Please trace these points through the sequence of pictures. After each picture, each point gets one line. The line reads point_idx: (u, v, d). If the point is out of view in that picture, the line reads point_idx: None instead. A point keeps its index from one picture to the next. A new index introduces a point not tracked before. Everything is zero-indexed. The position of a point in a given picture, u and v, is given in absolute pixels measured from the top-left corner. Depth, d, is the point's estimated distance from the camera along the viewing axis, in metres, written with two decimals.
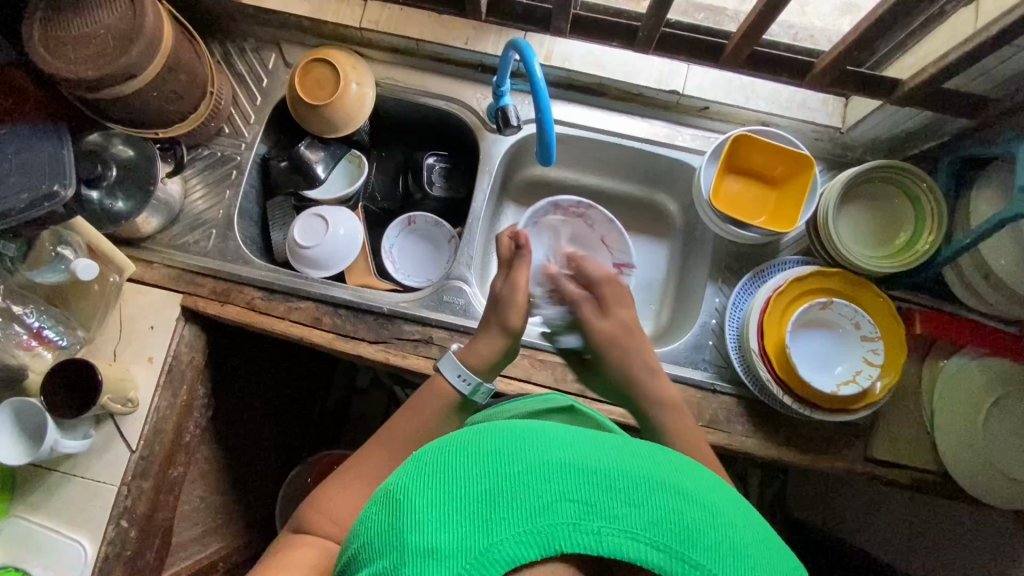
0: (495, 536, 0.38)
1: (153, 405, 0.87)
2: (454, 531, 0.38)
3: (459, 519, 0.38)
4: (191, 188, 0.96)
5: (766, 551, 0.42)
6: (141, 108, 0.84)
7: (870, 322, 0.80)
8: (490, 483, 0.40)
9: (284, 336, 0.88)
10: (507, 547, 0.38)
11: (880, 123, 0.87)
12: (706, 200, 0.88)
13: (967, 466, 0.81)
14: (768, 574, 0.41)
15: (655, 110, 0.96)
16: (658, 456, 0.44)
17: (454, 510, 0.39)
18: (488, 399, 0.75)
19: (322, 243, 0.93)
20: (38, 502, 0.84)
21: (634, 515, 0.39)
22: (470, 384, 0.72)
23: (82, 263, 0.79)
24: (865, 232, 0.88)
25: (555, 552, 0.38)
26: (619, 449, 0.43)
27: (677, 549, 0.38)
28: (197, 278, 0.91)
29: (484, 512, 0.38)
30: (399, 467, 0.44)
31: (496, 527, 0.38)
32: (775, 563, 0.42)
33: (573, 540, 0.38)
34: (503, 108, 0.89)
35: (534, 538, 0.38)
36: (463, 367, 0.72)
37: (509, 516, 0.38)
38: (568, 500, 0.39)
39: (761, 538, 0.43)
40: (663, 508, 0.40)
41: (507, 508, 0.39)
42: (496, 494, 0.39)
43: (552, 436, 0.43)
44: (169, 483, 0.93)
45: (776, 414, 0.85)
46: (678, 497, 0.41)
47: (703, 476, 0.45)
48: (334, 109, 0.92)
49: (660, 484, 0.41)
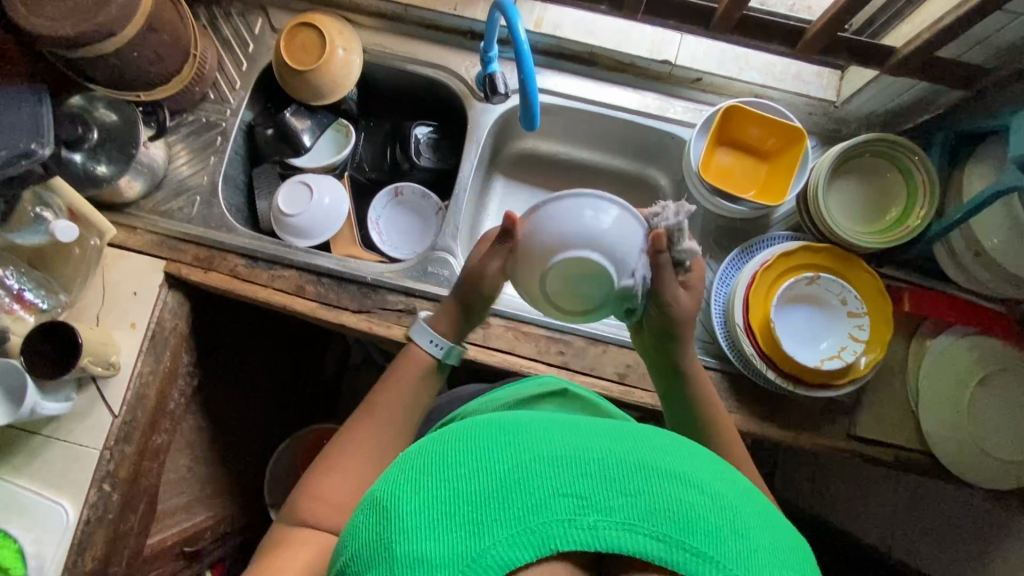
0: (488, 540, 0.38)
1: (136, 369, 0.86)
2: (444, 536, 0.38)
3: (449, 525, 0.39)
4: (175, 154, 0.95)
5: (772, 531, 0.41)
6: (122, 68, 0.82)
7: (857, 298, 0.79)
8: (480, 485, 0.40)
9: (267, 303, 0.87)
10: (501, 549, 0.38)
11: (876, 96, 0.85)
12: (696, 173, 0.87)
13: (949, 445, 0.80)
14: (775, 552, 0.40)
15: (646, 81, 0.94)
16: (654, 441, 0.44)
17: (445, 517, 0.39)
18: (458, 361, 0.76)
19: (307, 210, 0.92)
20: (20, 464, 0.84)
21: (629, 505, 0.39)
22: (442, 347, 0.74)
23: (61, 225, 0.78)
24: (856, 207, 0.87)
25: (551, 551, 0.38)
26: (612, 437, 0.43)
27: (676, 537, 0.38)
28: (180, 244, 0.90)
29: (476, 515, 0.39)
30: (386, 474, 0.45)
31: (488, 531, 0.38)
32: (783, 544, 0.41)
33: (568, 537, 0.38)
34: (491, 74, 0.87)
35: (528, 538, 0.38)
36: (434, 332, 0.74)
37: (500, 518, 0.38)
38: (561, 495, 0.39)
39: (766, 518, 0.42)
40: (660, 496, 0.39)
41: (499, 509, 0.39)
42: (487, 496, 0.39)
43: (540, 430, 0.43)
44: (153, 450, 0.93)
45: (760, 390, 0.84)
46: (676, 482, 0.40)
47: (701, 458, 0.44)
48: (320, 75, 0.91)
49: (656, 471, 0.41)
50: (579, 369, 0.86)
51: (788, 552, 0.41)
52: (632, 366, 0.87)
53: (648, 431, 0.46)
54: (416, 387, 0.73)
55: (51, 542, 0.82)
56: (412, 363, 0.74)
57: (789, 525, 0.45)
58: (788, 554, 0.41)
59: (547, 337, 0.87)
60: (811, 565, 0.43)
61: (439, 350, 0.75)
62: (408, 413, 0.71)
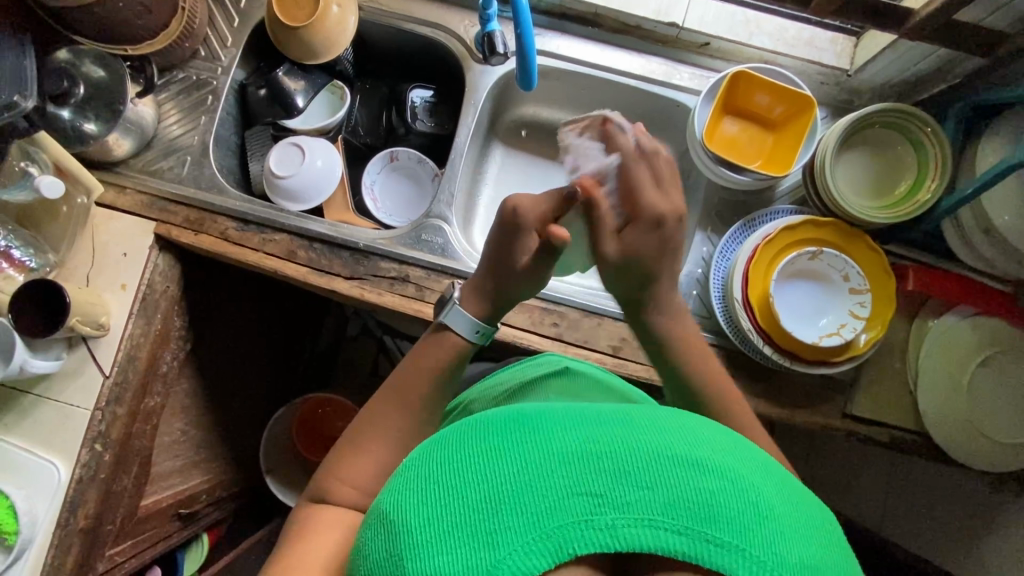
0: (502, 550, 0.38)
1: (126, 331, 0.86)
2: (457, 551, 0.39)
3: (461, 537, 0.39)
4: (165, 113, 0.92)
5: (795, 506, 0.42)
6: (107, 20, 0.79)
7: (859, 274, 0.77)
8: (488, 490, 0.40)
9: (257, 267, 0.86)
10: (517, 558, 0.38)
11: (892, 63, 0.82)
12: (699, 141, 0.84)
13: (948, 426, 0.79)
14: (800, 528, 0.41)
15: (652, 45, 0.91)
16: (666, 427, 0.44)
17: (456, 530, 0.40)
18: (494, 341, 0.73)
19: (298, 172, 0.90)
20: (11, 423, 0.84)
21: (647, 500, 0.40)
22: (482, 334, 0.70)
23: (47, 181, 0.77)
24: (863, 181, 0.84)
25: (569, 555, 0.39)
26: (622, 427, 0.43)
27: (698, 530, 0.39)
28: (170, 206, 0.89)
29: (488, 525, 0.39)
30: (391, 484, 0.46)
31: (502, 540, 0.39)
32: (804, 518, 0.42)
33: (586, 539, 0.39)
34: (489, 33, 0.85)
35: (545, 545, 0.39)
36: (475, 321, 0.69)
37: (513, 525, 0.39)
38: (577, 495, 0.39)
39: (788, 493, 0.43)
40: (677, 489, 0.40)
41: (511, 515, 0.39)
42: (498, 501, 0.40)
43: (546, 427, 0.44)
44: (145, 413, 0.93)
45: (758, 367, 0.83)
46: (693, 470, 0.41)
47: (716, 437, 0.44)
48: (313, 32, 0.87)
49: (671, 459, 0.41)
50: (574, 340, 0.85)
51: (810, 528, 0.41)
52: (626, 340, 0.85)
53: (659, 415, 0.46)
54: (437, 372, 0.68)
55: (44, 500, 0.83)
56: (440, 347, 0.69)
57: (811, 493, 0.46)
58: (812, 528, 0.41)
59: (541, 308, 0.86)
60: (836, 538, 0.44)
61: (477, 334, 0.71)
62: (429, 388, 0.68)
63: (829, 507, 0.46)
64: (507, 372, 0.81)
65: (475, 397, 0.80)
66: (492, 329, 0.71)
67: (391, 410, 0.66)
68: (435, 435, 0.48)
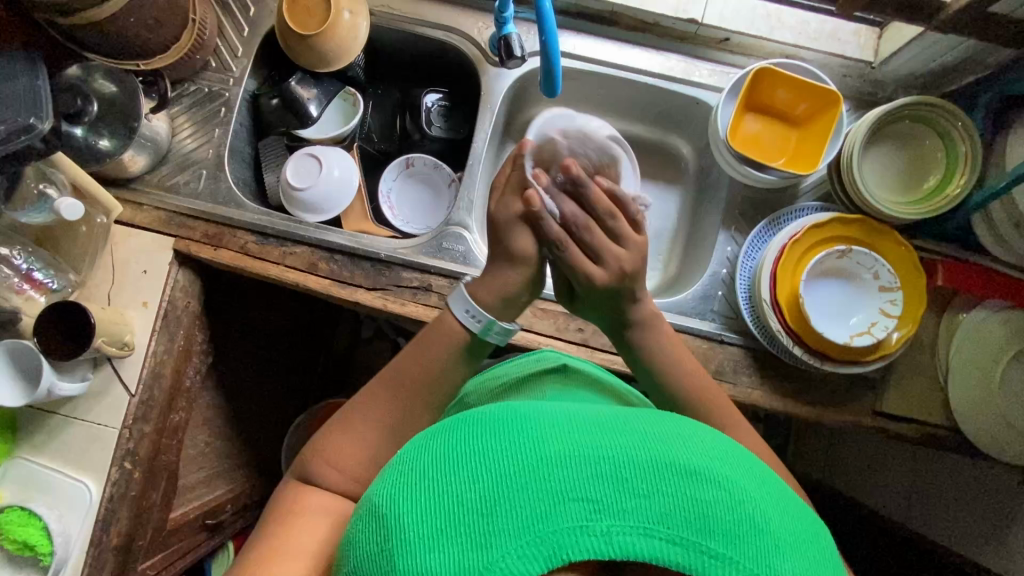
0: (496, 552, 0.38)
1: (150, 348, 0.85)
2: (449, 550, 0.39)
3: (454, 537, 0.39)
4: (179, 126, 0.91)
5: (791, 522, 0.42)
6: (119, 36, 0.78)
7: (890, 272, 0.76)
8: (484, 491, 0.40)
9: (280, 281, 0.86)
10: (510, 561, 0.38)
11: (916, 56, 0.81)
12: (723, 139, 0.83)
13: (980, 421, 0.78)
14: (794, 542, 0.41)
15: (670, 42, 0.89)
16: (664, 435, 0.44)
17: (449, 528, 0.39)
18: (500, 340, 0.68)
19: (316, 184, 0.89)
20: (40, 443, 0.85)
21: (644, 508, 0.39)
22: (480, 321, 0.66)
23: (67, 203, 0.76)
24: (891, 176, 0.83)
25: (562, 561, 0.38)
26: (623, 433, 0.43)
27: (693, 540, 0.39)
28: (188, 221, 0.88)
29: (482, 526, 0.39)
30: (384, 479, 0.46)
31: (495, 542, 0.38)
32: (801, 532, 0.42)
33: (581, 546, 0.38)
34: (506, 36, 0.83)
35: (538, 549, 0.38)
36: (472, 302, 0.66)
37: (507, 528, 0.39)
38: (572, 500, 0.39)
39: (784, 507, 0.43)
40: (674, 497, 0.40)
41: (506, 517, 0.39)
42: (492, 502, 0.40)
43: (546, 428, 0.44)
44: (171, 427, 0.93)
45: (785, 366, 0.82)
46: (691, 480, 0.41)
47: (714, 448, 0.45)
48: (324, 40, 0.86)
49: (669, 468, 0.41)
50: (600, 345, 0.84)
51: (805, 543, 0.41)
52: None
53: (658, 423, 0.46)
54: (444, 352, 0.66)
55: (76, 519, 0.83)
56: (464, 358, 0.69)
57: (806, 508, 0.46)
58: (807, 546, 0.41)
59: (566, 314, 0.85)
60: (832, 556, 0.43)
61: (476, 324, 0.67)
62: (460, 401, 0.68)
63: (822, 523, 0.46)
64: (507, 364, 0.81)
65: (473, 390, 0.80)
66: (494, 319, 0.66)
67: (419, 424, 0.66)
68: (433, 429, 0.48)
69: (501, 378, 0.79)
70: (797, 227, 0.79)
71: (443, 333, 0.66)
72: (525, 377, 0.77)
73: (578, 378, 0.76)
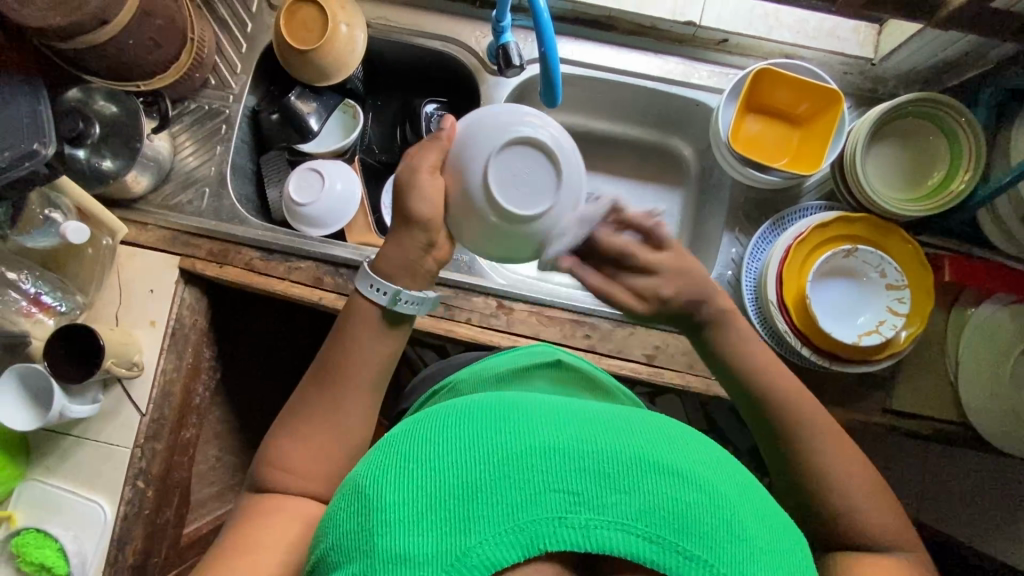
0: (474, 538, 0.39)
1: (159, 367, 0.86)
2: (427, 533, 0.39)
3: (434, 521, 0.39)
4: (180, 145, 0.92)
5: (768, 531, 0.42)
6: (118, 58, 0.78)
7: (896, 270, 0.76)
8: (466, 478, 0.41)
9: (286, 296, 0.86)
10: (487, 548, 0.38)
11: (916, 52, 0.80)
12: (725, 142, 0.83)
13: (991, 417, 0.78)
14: (769, 551, 0.41)
15: (669, 44, 0.89)
16: (649, 434, 0.45)
17: (428, 512, 0.40)
18: (412, 311, 0.61)
19: (318, 198, 0.89)
20: (54, 464, 0.85)
21: (623, 504, 0.40)
22: (385, 294, 0.60)
23: (72, 226, 0.77)
24: (893, 172, 0.83)
25: (539, 550, 0.39)
26: (609, 430, 0.44)
27: (670, 540, 0.39)
28: (192, 239, 0.88)
29: (462, 512, 0.39)
30: (368, 461, 0.46)
31: (473, 528, 0.39)
32: (779, 542, 0.42)
33: (558, 536, 0.39)
34: (504, 45, 0.82)
35: (517, 537, 0.39)
36: (373, 275, 0.60)
37: (488, 515, 0.39)
38: (554, 491, 0.40)
39: (763, 517, 0.43)
40: (654, 495, 0.40)
41: (486, 505, 0.40)
42: (474, 489, 0.40)
43: (533, 423, 0.44)
44: (183, 444, 0.93)
45: (793, 367, 0.82)
46: (672, 479, 0.41)
47: (700, 452, 0.45)
48: (323, 54, 0.86)
49: (650, 465, 0.42)
50: (607, 351, 0.84)
51: (781, 552, 0.41)
52: (661, 347, 0.85)
53: (645, 425, 0.46)
54: (367, 336, 0.61)
55: (92, 539, 0.84)
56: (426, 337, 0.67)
57: (788, 522, 0.45)
58: (783, 556, 0.41)
59: (572, 321, 0.85)
60: (809, 568, 0.43)
61: (384, 298, 0.61)
62: None
63: (804, 541, 0.45)
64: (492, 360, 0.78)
65: (459, 378, 0.76)
66: (399, 290, 0.60)
67: None
68: (420, 418, 0.48)
69: (494, 368, 0.74)
70: (801, 228, 0.79)
71: (363, 318, 0.61)
72: (521, 371, 0.73)
73: (575, 377, 0.74)
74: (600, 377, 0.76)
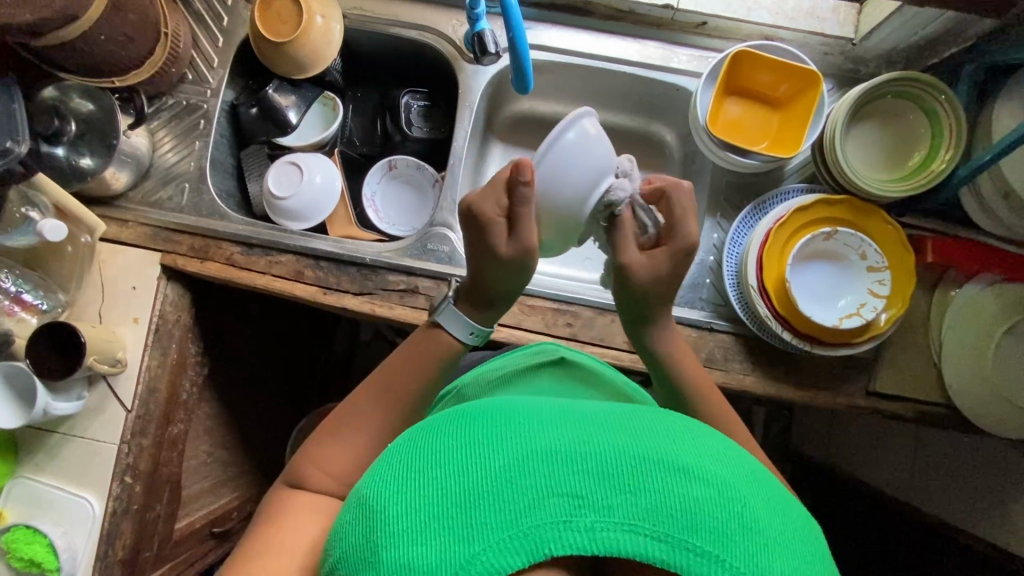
0: (478, 545, 0.38)
1: (143, 364, 0.86)
2: (432, 543, 0.39)
3: (437, 531, 0.39)
4: (159, 141, 0.91)
5: (780, 519, 0.42)
6: (90, 55, 0.77)
7: (876, 252, 0.75)
8: (469, 488, 0.40)
9: (267, 290, 0.86)
10: (492, 555, 0.38)
11: (898, 30, 0.79)
12: (703, 126, 0.82)
13: (975, 398, 0.78)
14: (782, 542, 0.41)
15: (646, 29, 0.88)
16: (655, 428, 0.44)
17: (431, 522, 0.39)
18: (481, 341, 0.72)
19: (298, 192, 0.89)
20: (41, 462, 0.86)
21: (629, 504, 0.39)
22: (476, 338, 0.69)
23: (48, 224, 0.77)
24: (874, 154, 0.82)
25: (545, 555, 0.39)
26: (612, 428, 0.43)
27: (678, 537, 0.39)
28: (173, 235, 0.88)
29: (465, 520, 0.39)
30: (370, 471, 0.45)
31: (477, 536, 0.39)
32: (791, 530, 0.42)
33: (563, 540, 0.39)
34: (479, 33, 0.81)
35: (521, 543, 0.39)
36: (474, 324, 0.68)
37: (491, 522, 0.39)
38: (557, 495, 0.39)
39: (776, 506, 0.43)
40: (661, 494, 0.40)
41: (489, 512, 0.39)
42: (476, 497, 0.40)
43: (532, 423, 0.43)
44: (171, 439, 0.94)
45: (777, 352, 0.82)
46: (678, 476, 0.41)
47: (706, 444, 0.44)
48: (298, 47, 0.85)
49: (656, 462, 0.41)
50: (589, 339, 0.84)
51: (793, 540, 0.41)
52: None
53: (649, 418, 0.46)
54: (420, 371, 0.67)
55: (82, 534, 0.85)
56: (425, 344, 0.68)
57: (795, 506, 0.45)
58: (796, 545, 0.41)
59: (554, 309, 0.85)
60: (820, 554, 0.43)
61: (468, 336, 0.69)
62: None
63: (814, 524, 0.45)
64: (499, 361, 0.79)
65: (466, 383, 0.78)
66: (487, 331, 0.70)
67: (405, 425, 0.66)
68: (420, 424, 0.48)
69: (497, 370, 0.76)
70: (770, 220, 0.79)
71: (425, 354, 0.68)
72: (521, 373, 0.74)
73: (578, 372, 0.75)
74: (603, 372, 0.76)
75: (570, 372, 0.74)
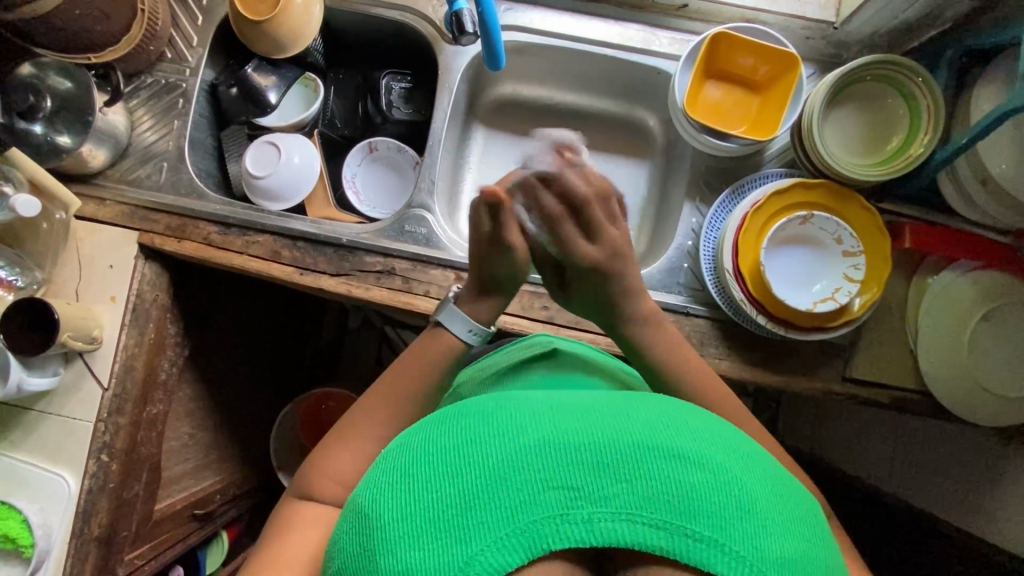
0: (475, 545, 0.38)
1: (120, 342, 0.86)
2: (431, 546, 0.39)
3: (435, 533, 0.39)
4: (137, 119, 0.91)
5: (778, 497, 0.41)
6: (65, 29, 0.77)
7: (852, 236, 0.75)
8: (464, 488, 0.40)
9: (243, 270, 0.85)
10: (490, 553, 0.38)
11: (880, 12, 0.78)
12: (681, 108, 0.81)
13: (953, 386, 0.77)
14: (782, 521, 0.40)
15: (628, 11, 0.87)
16: (648, 416, 0.44)
17: (428, 525, 0.39)
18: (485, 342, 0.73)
19: (276, 170, 0.89)
20: (17, 439, 0.86)
21: (625, 494, 0.39)
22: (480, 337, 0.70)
23: (22, 199, 0.77)
24: (854, 138, 0.82)
25: (544, 550, 0.39)
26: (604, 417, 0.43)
27: (676, 524, 0.39)
28: (151, 214, 0.88)
29: (461, 520, 0.39)
30: (366, 477, 0.45)
31: (475, 535, 0.39)
32: (790, 507, 0.42)
33: (562, 535, 0.39)
34: (457, 12, 0.81)
35: (519, 539, 0.39)
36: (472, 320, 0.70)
37: (488, 520, 0.39)
38: (553, 489, 0.39)
39: (773, 485, 0.42)
40: (656, 482, 0.40)
41: (485, 509, 0.39)
42: (472, 496, 0.40)
43: (525, 417, 0.43)
44: (149, 419, 0.94)
45: (754, 337, 0.82)
46: (673, 462, 0.40)
47: (699, 428, 0.44)
48: (276, 25, 0.84)
49: (650, 449, 0.41)
50: (565, 322, 0.84)
51: (792, 518, 0.41)
52: None
53: (643, 406, 0.45)
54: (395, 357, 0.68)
55: (57, 512, 0.85)
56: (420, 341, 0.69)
57: (792, 482, 0.45)
58: (797, 523, 0.41)
59: (530, 292, 0.85)
60: (821, 532, 0.43)
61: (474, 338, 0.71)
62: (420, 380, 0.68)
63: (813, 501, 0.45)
64: (497, 356, 0.79)
65: (467, 378, 0.78)
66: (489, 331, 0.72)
67: (375, 406, 0.65)
68: (414, 426, 0.47)
69: (493, 366, 0.76)
70: (745, 206, 0.78)
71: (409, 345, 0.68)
72: (517, 367, 0.74)
73: (567, 361, 0.73)
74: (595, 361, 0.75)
75: (562, 363, 0.73)
